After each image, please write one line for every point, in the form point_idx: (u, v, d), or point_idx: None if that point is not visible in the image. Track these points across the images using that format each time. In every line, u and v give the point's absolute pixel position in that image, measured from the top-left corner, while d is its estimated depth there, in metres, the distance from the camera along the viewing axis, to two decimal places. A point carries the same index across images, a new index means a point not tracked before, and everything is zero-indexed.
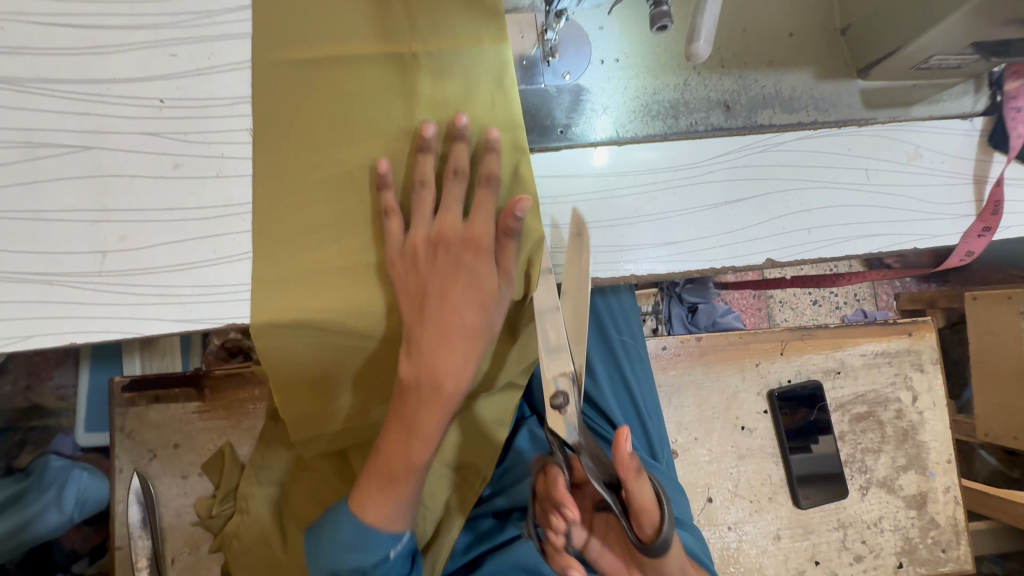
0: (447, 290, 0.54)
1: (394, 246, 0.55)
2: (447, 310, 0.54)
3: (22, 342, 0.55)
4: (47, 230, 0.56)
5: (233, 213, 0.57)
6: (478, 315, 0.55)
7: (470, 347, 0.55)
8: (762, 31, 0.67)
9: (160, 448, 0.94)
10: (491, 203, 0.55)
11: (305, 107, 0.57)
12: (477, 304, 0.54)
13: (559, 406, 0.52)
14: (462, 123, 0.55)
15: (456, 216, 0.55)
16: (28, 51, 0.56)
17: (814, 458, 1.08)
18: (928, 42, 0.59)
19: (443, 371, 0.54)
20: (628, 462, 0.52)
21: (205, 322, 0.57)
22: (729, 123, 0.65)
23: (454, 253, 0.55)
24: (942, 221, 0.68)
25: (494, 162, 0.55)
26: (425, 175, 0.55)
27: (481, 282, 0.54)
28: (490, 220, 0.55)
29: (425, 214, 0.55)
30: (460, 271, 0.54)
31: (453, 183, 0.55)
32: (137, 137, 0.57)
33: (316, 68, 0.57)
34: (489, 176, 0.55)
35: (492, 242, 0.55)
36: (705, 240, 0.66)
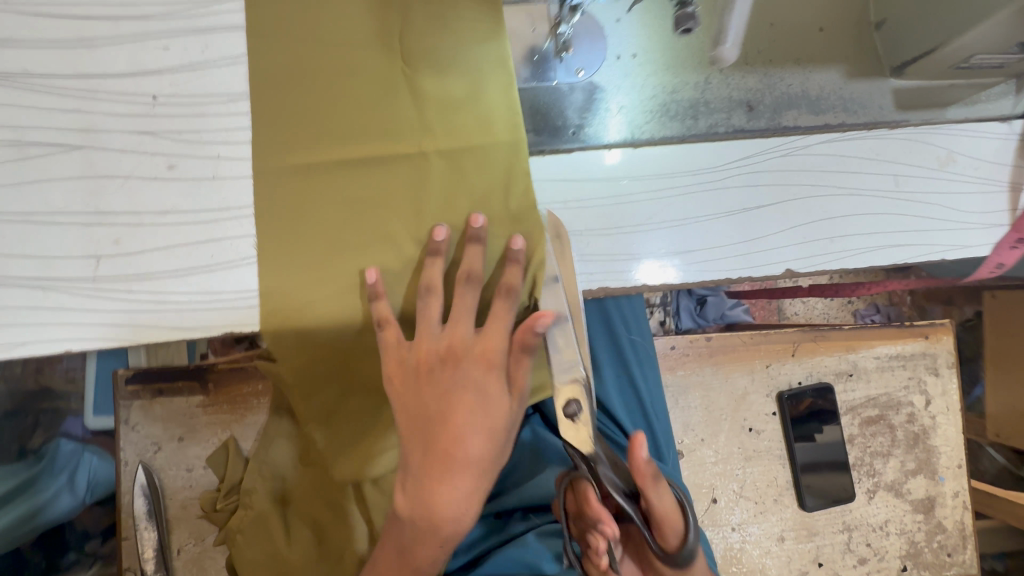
0: (450, 413, 0.48)
1: (393, 359, 0.52)
2: (449, 438, 0.48)
3: (16, 349, 0.54)
4: (41, 233, 0.54)
5: (231, 216, 0.55)
6: (486, 443, 0.48)
7: (476, 484, 0.49)
8: (790, 25, 0.63)
9: (164, 442, 0.94)
10: (504, 314, 0.51)
11: (303, 105, 0.55)
12: (484, 430, 0.48)
13: (574, 415, 0.47)
14: (478, 224, 0.53)
15: (464, 327, 0.51)
16: (15, 44, 0.54)
17: (817, 448, 1.07)
18: (971, 40, 0.55)
19: (443, 504, 0.48)
20: (646, 468, 0.50)
21: (202, 331, 0.55)
22: (752, 124, 0.63)
23: (460, 371, 0.49)
24: (973, 231, 0.64)
25: (512, 273, 0.52)
26: (432, 282, 0.53)
27: (491, 400, 0.49)
28: (503, 332, 0.50)
29: (429, 323, 0.52)
30: (466, 389, 0.49)
31: (463, 290, 0.52)
32: (130, 136, 0.55)
33: (322, 65, 0.55)
34: (505, 288, 0.51)
35: (503, 357, 0.50)
36: (722, 248, 0.63)
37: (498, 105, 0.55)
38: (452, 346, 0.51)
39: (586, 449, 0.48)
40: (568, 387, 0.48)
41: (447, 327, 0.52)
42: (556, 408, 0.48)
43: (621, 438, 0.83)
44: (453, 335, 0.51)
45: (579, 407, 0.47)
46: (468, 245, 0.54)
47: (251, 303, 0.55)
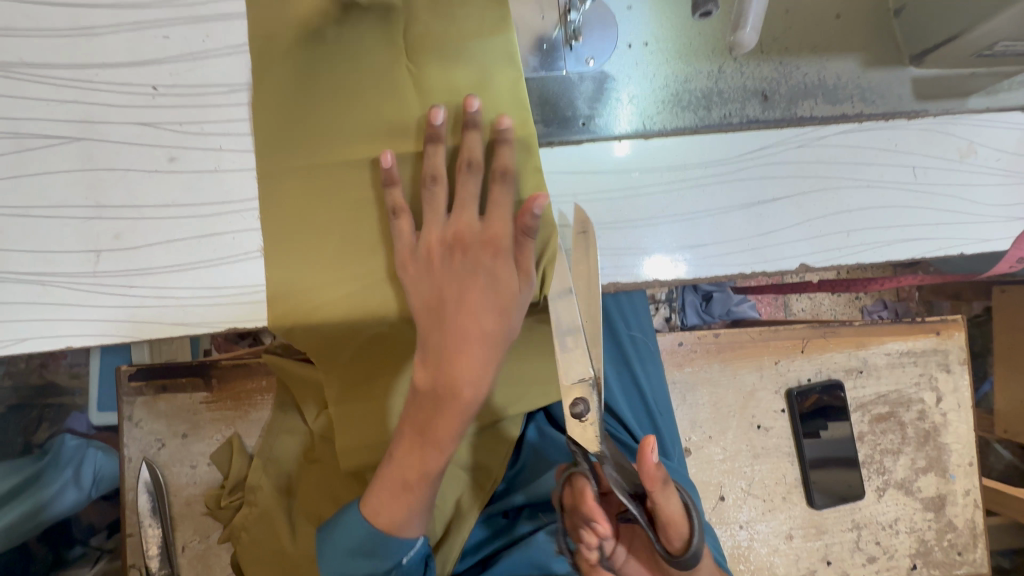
0: (462, 293, 0.52)
1: (406, 246, 0.52)
2: (462, 316, 0.51)
3: (17, 345, 0.53)
4: (40, 227, 0.53)
5: (233, 210, 0.54)
6: (495, 319, 0.52)
7: (491, 354, 0.52)
8: (806, 11, 0.61)
9: (168, 438, 0.94)
10: (506, 198, 0.52)
11: (304, 98, 0.53)
12: (494, 306, 0.52)
13: (580, 415, 0.48)
14: (504, 126, 0.51)
15: (470, 212, 0.52)
16: (12, 33, 0.52)
17: (822, 444, 1.05)
18: (995, 27, 0.53)
19: (460, 381, 0.51)
20: (653, 471, 0.45)
21: (204, 327, 0.54)
22: (768, 114, 0.60)
23: (468, 254, 0.52)
24: (994, 225, 0.63)
25: (507, 154, 0.52)
26: (438, 170, 0.52)
27: (501, 282, 0.52)
28: (506, 217, 0.52)
29: (436, 213, 0.52)
30: (476, 271, 0.52)
31: (466, 178, 0.52)
32: (130, 128, 0.53)
33: (322, 52, 0.53)
34: (502, 169, 0.52)
35: (509, 242, 0.52)
36: (736, 243, 0.61)
37: (504, 100, 0.54)
38: (460, 232, 0.52)
39: (592, 448, 0.49)
40: (574, 387, 0.48)
41: (453, 216, 0.52)
42: (563, 406, 0.48)
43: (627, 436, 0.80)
44: (459, 222, 0.52)
45: (585, 407, 0.48)
46: (466, 128, 0.52)
47: (258, 297, 0.54)
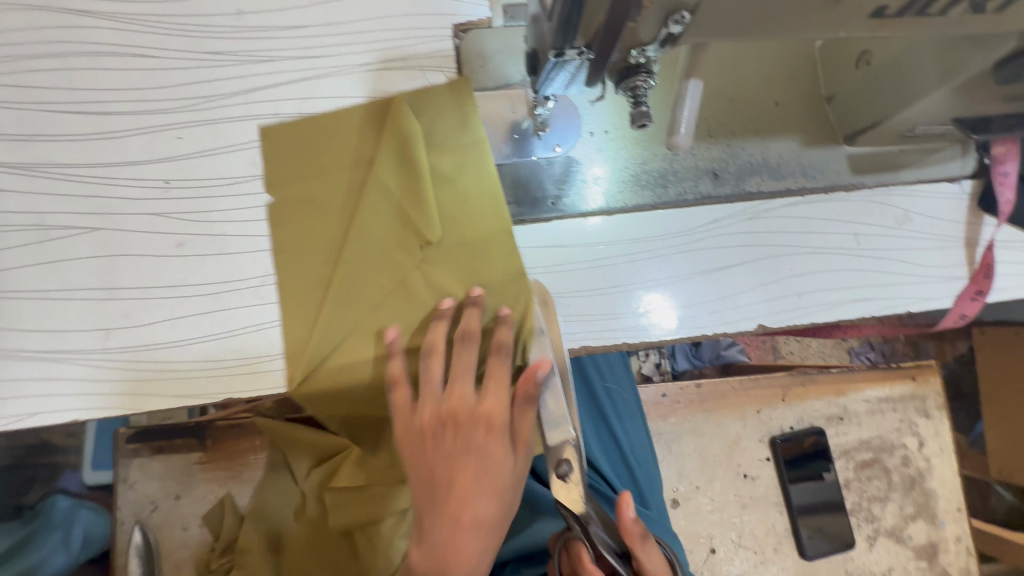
0: (457, 474, 0.51)
1: (406, 418, 0.54)
2: (460, 500, 0.50)
3: (27, 420, 0.57)
4: (56, 308, 0.58)
5: (233, 288, 0.59)
6: (495, 501, 0.51)
7: (483, 542, 0.50)
8: (749, 100, 0.68)
9: (161, 500, 0.95)
10: (502, 370, 0.53)
11: (306, 189, 0.59)
12: (494, 486, 0.51)
13: (565, 475, 0.50)
14: (505, 314, 0.55)
15: (467, 389, 0.53)
16: (42, 137, 0.59)
17: (814, 487, 1.07)
18: (911, 116, 0.60)
19: (461, 569, 0.49)
20: (631, 527, 0.54)
21: (204, 398, 0.58)
22: (719, 191, 0.67)
23: (466, 431, 0.52)
24: (935, 285, 0.68)
25: (504, 331, 0.54)
26: (436, 342, 0.55)
27: (495, 462, 0.51)
28: (503, 392, 0.53)
29: (433, 385, 0.54)
30: (474, 451, 0.51)
31: (462, 349, 0.54)
32: (144, 218, 0.59)
33: (319, 155, 0.59)
34: (498, 344, 0.54)
35: (506, 418, 0.52)
36: (697, 307, 0.66)
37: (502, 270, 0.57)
38: (455, 408, 0.52)
39: (577, 509, 0.50)
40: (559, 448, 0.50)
41: (450, 389, 0.53)
42: (548, 468, 0.50)
43: (606, 487, 0.84)
44: (456, 396, 0.53)
45: (570, 467, 0.50)
46: (467, 305, 0.56)
47: (252, 368, 0.59)
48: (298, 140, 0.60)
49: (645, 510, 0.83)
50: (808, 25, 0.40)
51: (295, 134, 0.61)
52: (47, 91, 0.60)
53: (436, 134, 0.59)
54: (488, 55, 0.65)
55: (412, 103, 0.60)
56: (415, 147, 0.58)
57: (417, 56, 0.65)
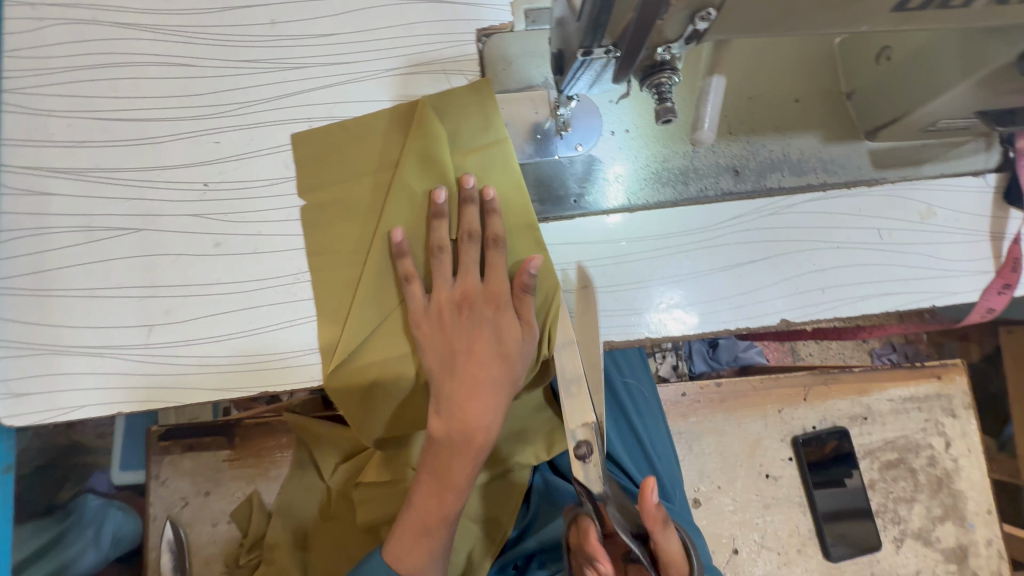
0: (473, 347, 0.58)
1: (421, 309, 0.59)
2: (472, 365, 0.58)
3: (74, 412, 0.59)
4: (101, 306, 0.60)
5: (268, 286, 0.61)
6: (502, 368, 0.58)
7: (498, 401, 0.58)
8: (768, 97, 0.69)
9: (192, 496, 0.98)
10: (503, 260, 0.60)
11: (326, 162, 0.63)
12: (500, 356, 0.59)
13: (583, 456, 0.55)
14: (493, 197, 0.59)
15: (474, 276, 0.59)
16: (88, 144, 0.63)
17: (840, 494, 1.06)
18: (933, 110, 0.61)
19: (475, 427, 0.58)
20: (654, 513, 0.53)
21: (240, 392, 0.60)
22: (740, 187, 0.68)
23: (474, 311, 0.59)
24: (960, 279, 0.68)
25: (498, 221, 0.60)
26: (442, 239, 0.60)
27: (506, 336, 0.59)
28: (503, 276, 0.59)
29: (445, 276, 0.60)
30: (482, 326, 0.59)
31: (468, 246, 0.60)
32: (184, 219, 0.62)
33: (340, 138, 0.63)
34: (495, 235, 0.59)
35: (509, 297, 0.59)
36: (720, 302, 0.67)
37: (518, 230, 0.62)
38: (465, 293, 0.59)
39: (594, 488, 0.55)
40: (578, 431, 0.56)
41: (458, 278, 0.60)
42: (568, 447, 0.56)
43: (627, 481, 0.84)
44: (464, 283, 0.59)
45: (587, 448, 0.55)
46: (466, 200, 0.60)
47: (285, 363, 0.60)
48: (331, 141, 0.63)
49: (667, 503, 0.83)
50: (831, 19, 0.41)
51: (324, 145, 0.63)
52: (93, 100, 0.63)
53: (459, 132, 0.62)
54: (511, 58, 0.67)
55: (435, 108, 0.63)
56: (440, 147, 0.60)
57: (442, 60, 0.67)
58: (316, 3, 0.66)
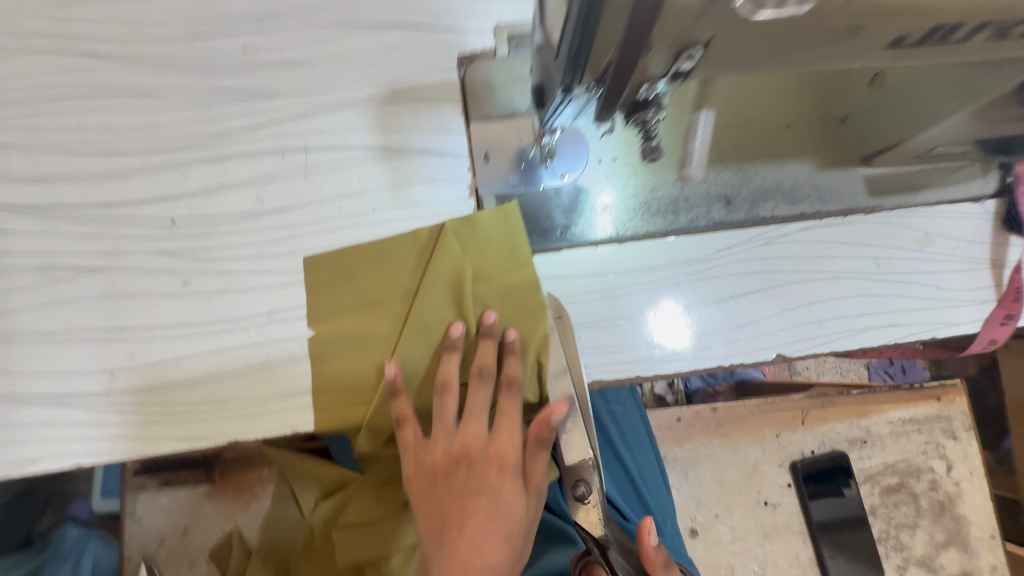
0: (471, 513, 0.53)
1: (417, 453, 0.56)
2: (468, 541, 0.52)
3: (31, 466, 0.56)
4: (61, 350, 0.57)
5: (239, 326, 0.58)
6: (503, 544, 0.52)
7: None
8: (759, 124, 0.67)
9: (169, 535, 0.93)
10: (514, 408, 0.56)
11: (336, 294, 0.59)
12: (502, 534, 0.52)
13: (582, 497, 0.53)
14: (512, 339, 0.57)
15: (480, 430, 0.55)
16: (50, 179, 0.60)
17: (836, 504, 1.03)
18: (931, 137, 0.58)
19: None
20: (655, 559, 0.59)
21: (209, 441, 0.57)
22: (732, 217, 0.66)
23: (476, 468, 0.54)
24: (960, 308, 0.66)
25: (513, 367, 0.56)
26: (449, 382, 0.56)
27: (508, 503, 0.53)
28: (514, 434, 0.55)
29: (447, 422, 0.56)
30: (486, 486, 0.53)
31: (476, 388, 0.56)
32: (150, 257, 0.59)
33: (355, 267, 0.59)
34: (507, 379, 0.56)
35: (517, 459, 0.55)
36: (713, 336, 0.64)
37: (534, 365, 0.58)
38: (468, 446, 0.55)
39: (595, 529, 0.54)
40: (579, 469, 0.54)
41: (462, 429, 0.56)
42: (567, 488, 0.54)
43: (618, 515, 0.82)
44: (468, 433, 0.55)
45: (587, 487, 0.53)
46: (484, 342, 0.56)
47: (259, 409, 0.57)
48: (342, 263, 0.59)
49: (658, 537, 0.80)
50: (826, 54, 0.38)
51: (337, 272, 0.59)
52: (55, 132, 0.60)
53: (486, 266, 0.57)
54: (494, 85, 0.65)
55: (458, 237, 0.57)
56: (461, 282, 0.57)
57: (422, 88, 0.64)
58: (290, 29, 0.64)
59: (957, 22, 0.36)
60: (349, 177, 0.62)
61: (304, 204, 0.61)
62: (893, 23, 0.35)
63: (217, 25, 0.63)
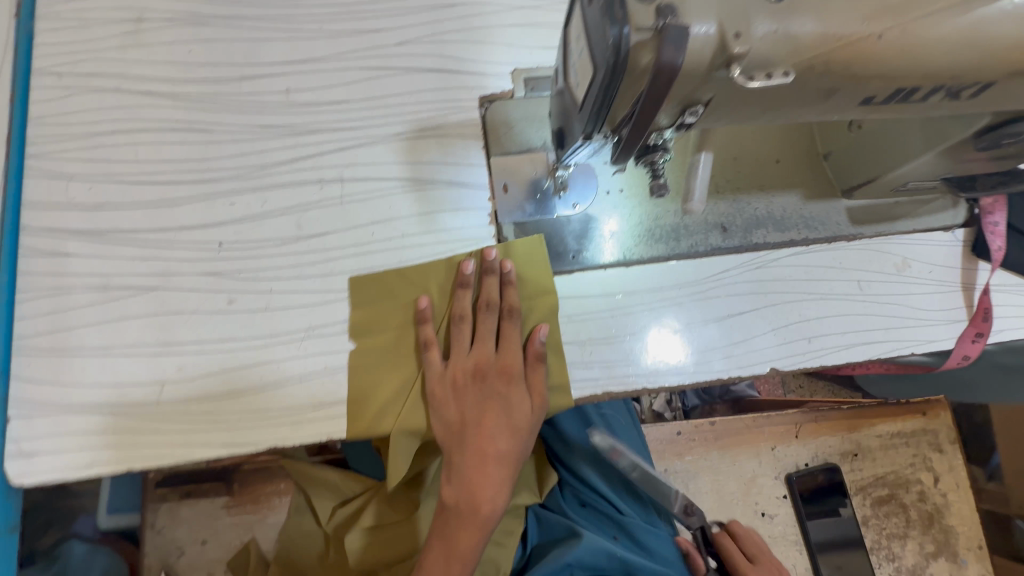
0: (485, 417, 0.62)
1: (438, 374, 0.62)
2: (483, 441, 0.62)
3: (83, 470, 0.60)
4: (115, 363, 0.62)
5: (279, 342, 0.63)
6: (512, 440, 0.62)
7: (506, 471, 0.63)
8: (750, 159, 0.74)
9: (188, 545, 0.96)
10: (516, 331, 0.64)
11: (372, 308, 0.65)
12: (511, 429, 0.62)
13: None
14: (511, 271, 0.64)
15: (488, 348, 0.63)
16: (108, 206, 0.65)
17: (834, 524, 1.08)
18: (905, 173, 0.65)
19: (483, 498, 0.62)
20: None
21: (248, 447, 0.61)
22: (727, 243, 0.72)
23: (487, 383, 0.63)
24: (936, 328, 0.72)
25: (514, 294, 0.64)
26: (464, 311, 0.63)
27: (515, 408, 0.63)
28: (517, 348, 0.64)
29: (462, 346, 0.63)
30: (495, 398, 0.62)
31: (484, 318, 0.63)
32: (198, 277, 0.64)
33: (389, 281, 0.66)
34: (510, 307, 0.64)
35: (521, 370, 0.64)
36: (712, 352, 0.70)
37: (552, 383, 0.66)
38: (479, 365, 0.63)
39: None
40: None
41: (474, 348, 0.63)
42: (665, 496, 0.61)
43: (609, 506, 0.91)
44: (479, 354, 0.63)
45: None
46: (492, 274, 0.64)
47: (294, 418, 0.62)
48: (376, 281, 0.66)
49: (647, 525, 0.91)
50: (809, 108, 0.45)
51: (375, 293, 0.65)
52: (113, 164, 0.66)
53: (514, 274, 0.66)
54: (512, 123, 0.71)
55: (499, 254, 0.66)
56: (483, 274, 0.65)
57: (447, 125, 0.71)
58: (328, 73, 0.71)
59: (915, 86, 0.43)
60: (380, 206, 0.68)
61: (339, 230, 0.67)
62: (861, 86, 0.42)
63: (263, 69, 0.70)
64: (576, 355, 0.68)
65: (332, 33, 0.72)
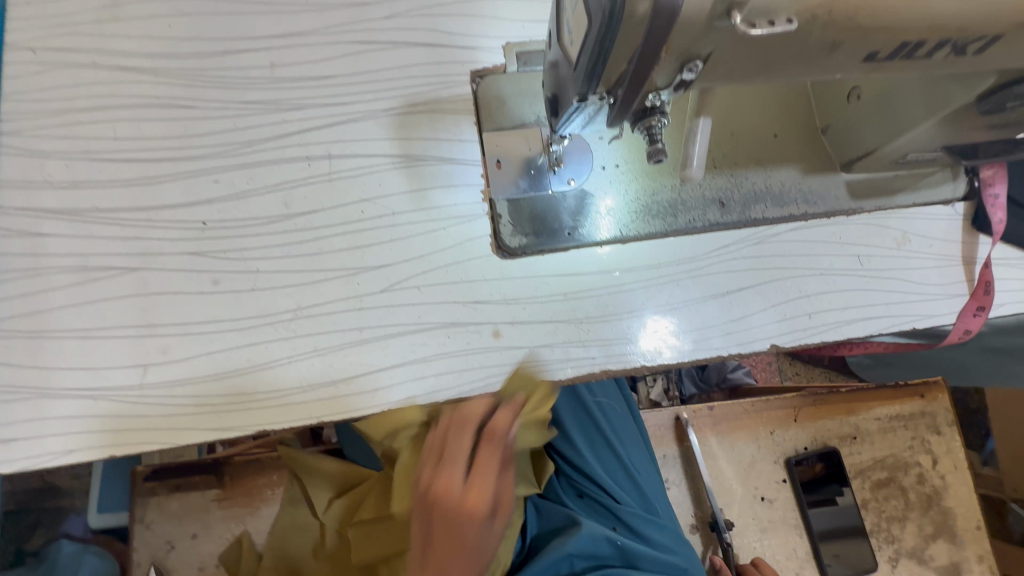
0: (442, 548, 0.50)
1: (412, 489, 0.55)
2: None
3: (63, 457, 0.58)
4: (96, 346, 0.60)
5: (267, 323, 0.61)
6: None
7: None
8: (748, 133, 0.72)
9: (178, 539, 0.94)
10: (494, 453, 0.55)
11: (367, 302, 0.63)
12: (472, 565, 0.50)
13: None
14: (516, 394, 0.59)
15: (456, 471, 0.53)
16: (86, 184, 0.63)
17: (835, 513, 1.07)
18: (906, 143, 0.64)
19: None
20: None
21: (236, 431, 0.59)
22: (725, 218, 0.70)
23: (447, 512, 0.51)
24: (937, 302, 0.71)
25: (506, 414, 0.56)
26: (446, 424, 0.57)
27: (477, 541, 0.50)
28: (490, 472, 0.53)
29: (433, 463, 0.55)
30: (456, 528, 0.51)
31: (462, 431, 0.56)
32: (182, 257, 0.62)
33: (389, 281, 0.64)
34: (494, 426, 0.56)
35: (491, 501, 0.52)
36: (711, 328, 0.68)
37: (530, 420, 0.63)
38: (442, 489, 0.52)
39: None
40: None
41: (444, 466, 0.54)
42: None
43: (607, 495, 0.89)
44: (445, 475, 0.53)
45: None
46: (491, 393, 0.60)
47: (284, 400, 0.60)
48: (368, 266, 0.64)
49: (647, 514, 0.89)
50: (811, 66, 0.43)
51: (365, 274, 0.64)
52: (91, 141, 0.64)
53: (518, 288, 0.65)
54: (505, 98, 0.69)
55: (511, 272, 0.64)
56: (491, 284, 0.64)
57: (439, 101, 0.69)
58: (314, 46, 0.69)
59: (921, 40, 0.41)
60: (369, 182, 0.66)
61: (328, 208, 0.65)
62: (864, 39, 0.41)
63: (247, 43, 0.68)
64: (573, 333, 0.66)
65: (318, 6, 0.69)
